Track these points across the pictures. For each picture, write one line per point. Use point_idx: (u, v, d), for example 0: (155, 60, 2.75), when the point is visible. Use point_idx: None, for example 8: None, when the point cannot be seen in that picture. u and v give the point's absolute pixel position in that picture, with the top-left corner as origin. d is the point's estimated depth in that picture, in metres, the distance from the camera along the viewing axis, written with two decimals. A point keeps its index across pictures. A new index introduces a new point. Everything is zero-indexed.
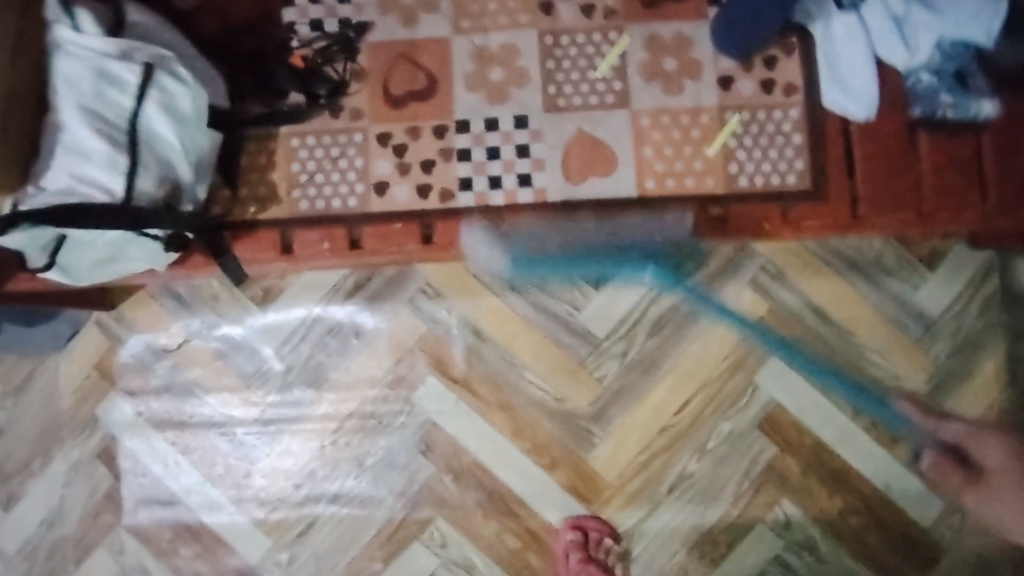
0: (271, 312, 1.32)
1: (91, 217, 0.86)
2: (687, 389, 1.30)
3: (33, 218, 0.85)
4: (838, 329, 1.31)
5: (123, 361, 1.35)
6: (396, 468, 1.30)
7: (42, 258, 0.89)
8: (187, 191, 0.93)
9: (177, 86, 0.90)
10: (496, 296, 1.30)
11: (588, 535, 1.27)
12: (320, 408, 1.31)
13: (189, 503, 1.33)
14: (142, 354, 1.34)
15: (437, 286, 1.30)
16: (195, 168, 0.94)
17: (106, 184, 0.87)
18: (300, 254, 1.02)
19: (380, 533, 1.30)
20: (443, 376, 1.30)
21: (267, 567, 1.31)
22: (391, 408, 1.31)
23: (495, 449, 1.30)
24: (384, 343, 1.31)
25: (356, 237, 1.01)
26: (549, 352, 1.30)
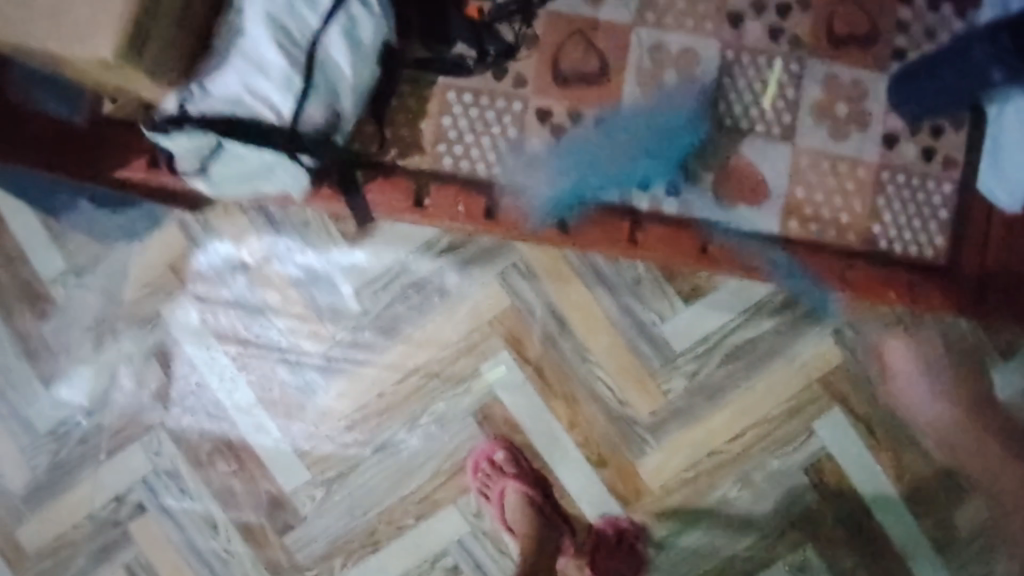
0: (359, 252, 1.30)
1: (256, 135, 0.83)
2: (746, 419, 1.31)
3: (200, 122, 0.82)
4: (904, 397, 1.31)
5: (197, 266, 1.32)
6: (449, 432, 1.31)
7: (194, 165, 0.87)
8: (345, 122, 0.89)
9: (366, 16, 0.86)
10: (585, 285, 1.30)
11: (623, 538, 1.29)
12: (387, 356, 1.31)
13: (235, 420, 1.32)
14: (221, 263, 1.32)
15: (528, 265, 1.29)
16: (357, 101, 0.90)
17: (272, 100, 0.83)
18: (436, 211, 1.00)
19: (419, 491, 1.31)
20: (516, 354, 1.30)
21: (301, 498, 1.32)
22: (457, 374, 1.30)
23: (548, 435, 1.30)
24: (463, 309, 1.30)
25: (491, 208, 1.00)
26: (623, 354, 1.30)
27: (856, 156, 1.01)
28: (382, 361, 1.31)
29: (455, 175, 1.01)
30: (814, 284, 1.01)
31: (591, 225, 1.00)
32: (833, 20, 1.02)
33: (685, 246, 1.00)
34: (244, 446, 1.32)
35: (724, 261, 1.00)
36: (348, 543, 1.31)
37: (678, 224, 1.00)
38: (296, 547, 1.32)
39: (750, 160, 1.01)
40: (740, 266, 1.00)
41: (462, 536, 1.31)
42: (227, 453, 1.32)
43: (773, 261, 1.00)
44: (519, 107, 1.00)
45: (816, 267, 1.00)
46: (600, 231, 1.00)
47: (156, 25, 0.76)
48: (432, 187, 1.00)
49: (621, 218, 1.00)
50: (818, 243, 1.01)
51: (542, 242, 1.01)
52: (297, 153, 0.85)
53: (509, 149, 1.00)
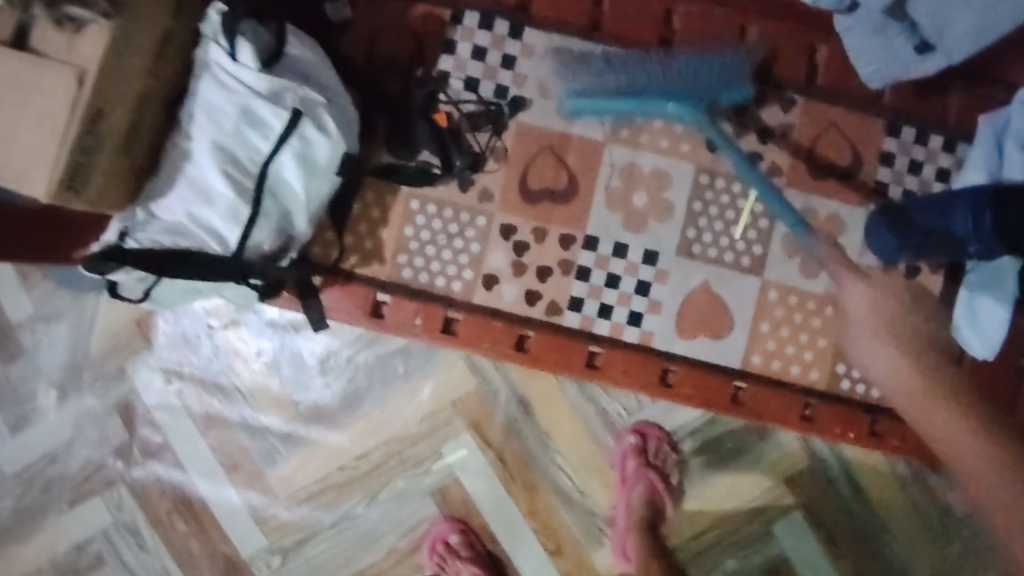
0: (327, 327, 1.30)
1: (201, 267, 0.83)
2: (707, 516, 1.29)
3: (141, 259, 0.82)
4: (870, 506, 1.28)
5: (165, 326, 1.32)
6: (406, 510, 1.30)
7: (138, 295, 0.88)
8: (299, 239, 0.89)
9: (317, 140, 0.84)
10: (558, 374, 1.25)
11: None
12: (349, 431, 1.30)
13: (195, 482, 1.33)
14: (189, 326, 1.32)
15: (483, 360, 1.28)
16: (313, 217, 0.90)
17: (218, 230, 0.84)
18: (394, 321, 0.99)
19: (373, 566, 1.31)
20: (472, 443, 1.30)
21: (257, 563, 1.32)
22: (418, 453, 1.30)
23: (506, 521, 1.29)
24: (428, 390, 1.29)
25: (446, 323, 0.98)
26: (586, 445, 1.29)
27: (827, 291, 0.98)
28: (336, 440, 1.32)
29: (411, 289, 0.99)
30: (777, 418, 0.98)
31: (550, 345, 0.98)
32: (815, 147, 0.99)
33: (647, 372, 0.98)
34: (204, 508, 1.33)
35: (683, 394, 0.98)
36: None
37: (639, 351, 0.97)
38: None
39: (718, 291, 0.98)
40: (700, 397, 0.98)
41: None
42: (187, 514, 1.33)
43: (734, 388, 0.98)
44: (484, 222, 0.98)
45: (778, 402, 0.98)
46: (559, 353, 0.97)
47: (97, 160, 0.76)
48: (391, 297, 0.99)
49: (581, 341, 0.98)
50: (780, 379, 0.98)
51: (500, 358, 0.99)
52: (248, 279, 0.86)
53: (470, 263, 0.98)
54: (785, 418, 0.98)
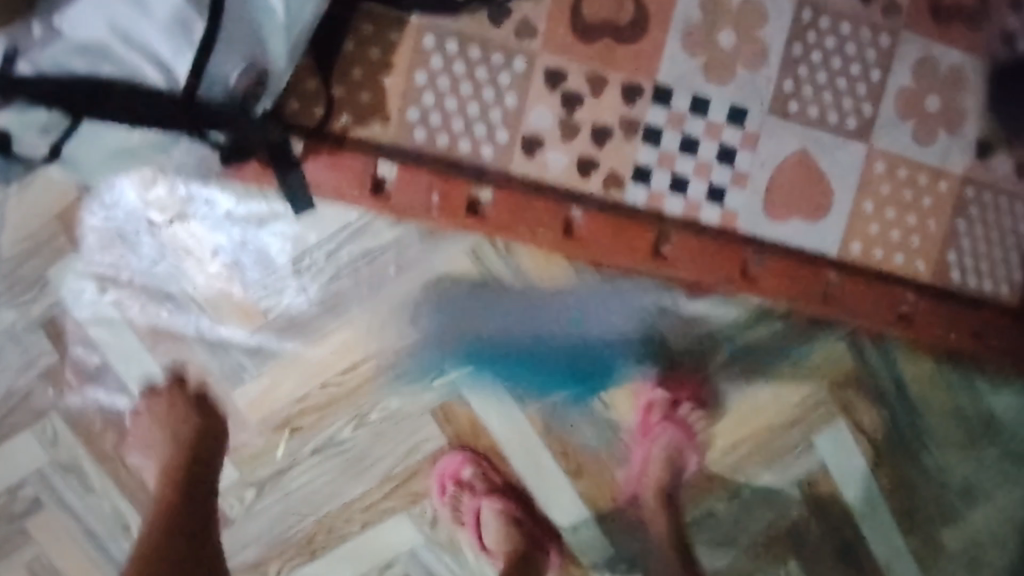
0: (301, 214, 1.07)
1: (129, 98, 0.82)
2: (740, 431, 1.15)
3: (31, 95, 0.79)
4: (913, 408, 1.18)
5: (95, 226, 1.07)
6: (399, 430, 1.12)
7: (47, 150, 0.85)
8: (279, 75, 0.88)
9: None
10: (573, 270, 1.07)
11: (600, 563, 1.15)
12: (325, 344, 1.10)
13: (158, 398, 1.11)
14: (131, 221, 1.07)
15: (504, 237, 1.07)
16: (295, 48, 0.88)
17: (153, 70, 0.82)
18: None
19: (365, 497, 1.13)
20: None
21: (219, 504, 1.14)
22: (416, 364, 1.10)
23: (519, 436, 1.13)
24: (423, 291, 1.09)
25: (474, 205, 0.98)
26: (611, 349, 1.11)
27: (942, 162, 1.00)
28: (326, 382, 1.11)
29: (420, 154, 0.97)
30: (805, 298, 1.00)
31: (607, 226, 0.99)
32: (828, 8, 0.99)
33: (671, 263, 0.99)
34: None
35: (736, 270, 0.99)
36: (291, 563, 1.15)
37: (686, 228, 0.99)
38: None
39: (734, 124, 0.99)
40: (781, 284, 0.99)
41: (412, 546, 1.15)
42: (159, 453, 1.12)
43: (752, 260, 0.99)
44: (524, 66, 0.97)
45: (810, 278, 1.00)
46: (615, 231, 0.98)
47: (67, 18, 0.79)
48: (423, 169, 0.96)
49: (641, 222, 0.99)
50: (799, 250, 1.00)
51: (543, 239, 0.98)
52: (199, 124, 0.84)
53: (504, 122, 0.97)
54: (811, 298, 1.00)
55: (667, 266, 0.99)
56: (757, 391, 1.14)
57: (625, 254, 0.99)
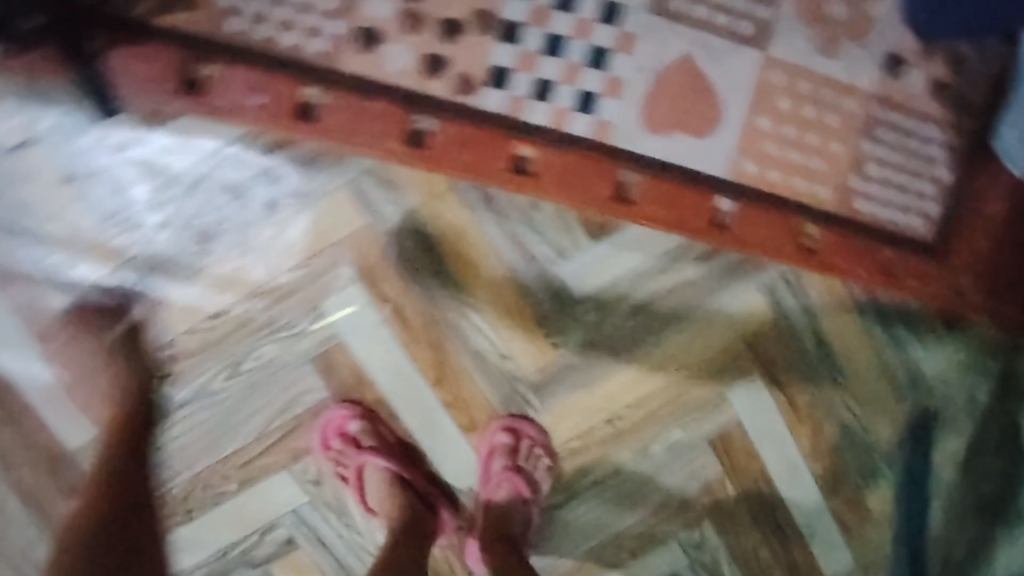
0: (157, 139, 0.97)
1: None
2: (649, 385, 1.07)
3: None
4: (833, 364, 1.11)
5: None
6: (277, 383, 1.03)
7: None
8: None
9: None
10: (461, 206, 1.00)
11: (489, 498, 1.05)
12: (192, 287, 1.00)
13: (7, 348, 1.00)
14: None
15: (389, 168, 0.99)
16: None
17: None
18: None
19: (241, 453, 1.04)
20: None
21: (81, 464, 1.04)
22: (294, 309, 1.01)
23: (409, 389, 1.03)
24: (301, 228, 1.00)
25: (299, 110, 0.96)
26: (507, 294, 1.02)
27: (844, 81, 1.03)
28: (196, 329, 1.01)
29: (274, 54, 0.95)
30: (691, 224, 1.02)
31: (467, 142, 0.98)
32: None
33: (547, 186, 0.99)
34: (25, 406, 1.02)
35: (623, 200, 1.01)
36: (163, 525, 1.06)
37: (571, 145, 0.99)
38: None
39: (608, 20, 0.98)
40: (665, 209, 1.01)
41: (295, 506, 1.07)
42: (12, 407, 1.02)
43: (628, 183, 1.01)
44: None
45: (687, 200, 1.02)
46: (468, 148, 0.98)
47: None
48: (241, 70, 0.95)
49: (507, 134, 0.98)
50: (681, 171, 1.02)
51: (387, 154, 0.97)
52: None
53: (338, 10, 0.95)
54: (698, 221, 1.02)
55: (535, 192, 0.99)
56: (667, 340, 1.06)
57: (476, 173, 0.98)
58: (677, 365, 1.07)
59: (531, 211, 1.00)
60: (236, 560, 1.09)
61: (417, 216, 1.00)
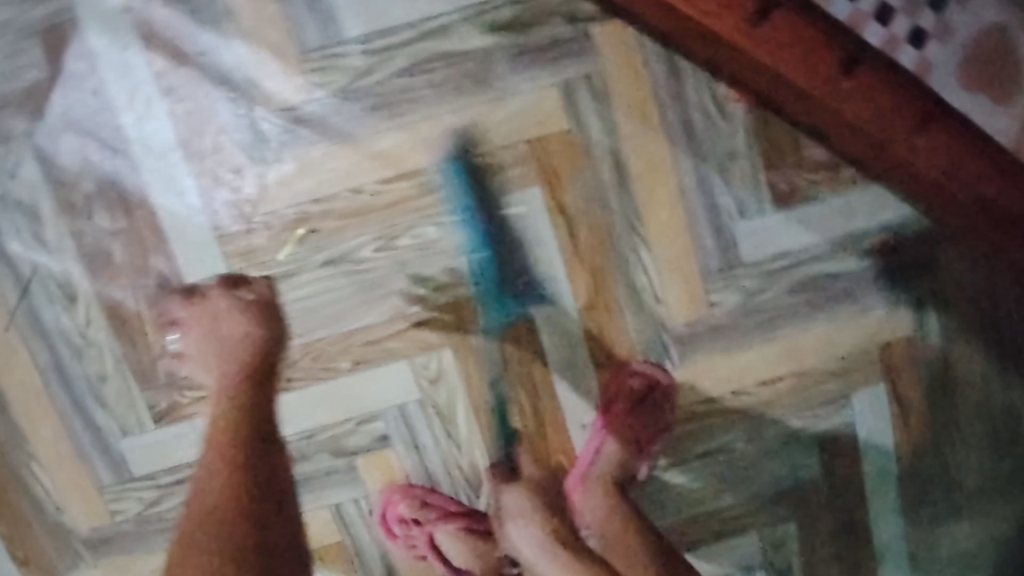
0: None
1: None
2: (783, 367, 1.06)
3: None
4: (957, 396, 1.09)
5: None
6: (426, 268, 0.98)
7: None
8: None
9: None
10: (664, 137, 0.97)
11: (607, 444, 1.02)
12: (371, 146, 0.95)
13: (153, 154, 0.94)
14: None
15: (606, 80, 0.95)
16: None
17: None
18: (214, 320, 0.89)
19: (368, 330, 1.00)
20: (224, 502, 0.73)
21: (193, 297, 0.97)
22: (469, 197, 0.97)
23: (557, 308, 1.00)
24: (500, 117, 0.95)
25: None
26: (680, 240, 1.00)
27: None
28: (361, 190, 0.96)
29: None
30: (952, 184, 0.96)
31: (786, 33, 0.88)
32: None
33: (839, 112, 0.92)
34: (155, 219, 0.95)
35: (899, 140, 0.93)
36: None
37: (880, 65, 0.90)
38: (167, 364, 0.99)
39: None
40: (940, 162, 0.94)
41: (402, 403, 1.02)
42: (141, 217, 0.95)
43: (912, 139, 0.93)
44: None
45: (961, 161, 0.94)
46: (785, 37, 0.89)
47: None
48: None
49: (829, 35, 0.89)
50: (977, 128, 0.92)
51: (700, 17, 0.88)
52: None
53: None
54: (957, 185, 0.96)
55: (826, 100, 0.91)
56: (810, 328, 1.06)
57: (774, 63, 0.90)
58: (811, 356, 1.07)
59: (726, 163, 0.99)
60: (323, 444, 1.03)
61: (618, 134, 0.96)
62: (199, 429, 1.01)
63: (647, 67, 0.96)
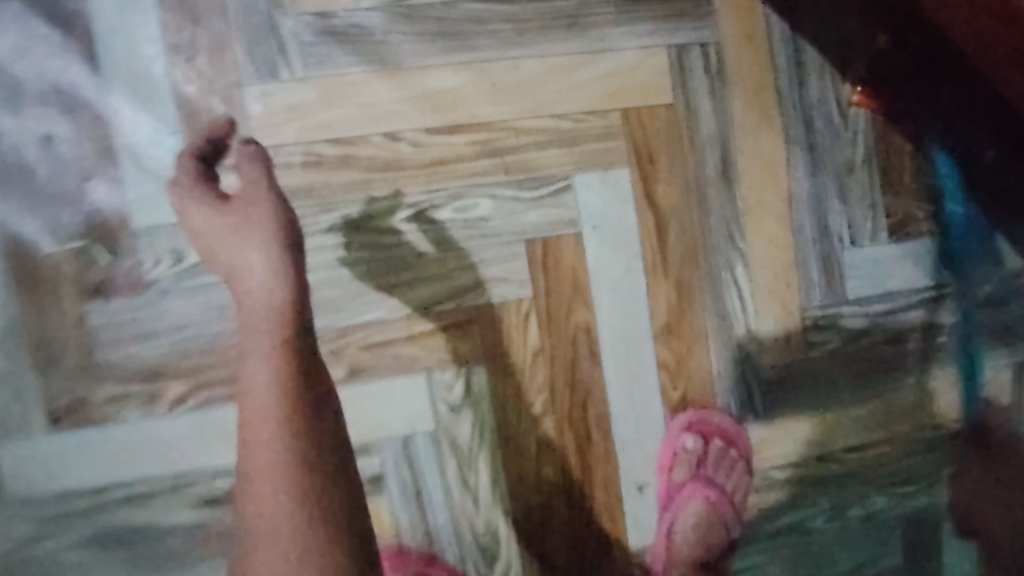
0: None
1: None
2: (882, 431, 0.83)
3: None
4: None
5: None
6: (471, 253, 0.74)
7: None
8: None
9: None
10: (780, 133, 0.79)
11: (677, 526, 0.80)
12: (422, 81, 0.72)
13: (122, 44, 0.68)
14: None
15: (721, 53, 0.78)
16: None
17: None
18: (226, 227, 0.53)
19: (383, 329, 0.74)
20: (290, 481, 0.44)
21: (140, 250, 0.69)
22: (541, 168, 0.75)
23: (628, 328, 0.78)
24: (590, 73, 0.75)
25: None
26: (785, 262, 0.81)
27: None
28: (401, 139, 0.72)
29: None
30: None
31: None
32: None
33: None
34: (108, 134, 0.69)
35: None
36: (208, 390, 0.70)
37: None
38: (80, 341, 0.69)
39: None
40: None
41: (411, 433, 0.75)
42: (88, 129, 0.68)
43: None
44: None
45: None
46: None
47: None
48: None
49: None
50: None
51: None
52: None
53: None
54: None
55: None
56: (920, 394, 0.83)
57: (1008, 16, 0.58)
58: (919, 434, 0.84)
59: (847, 175, 0.81)
60: None
61: (726, 121, 0.78)
62: (107, 441, 0.69)
63: (767, 44, 0.79)
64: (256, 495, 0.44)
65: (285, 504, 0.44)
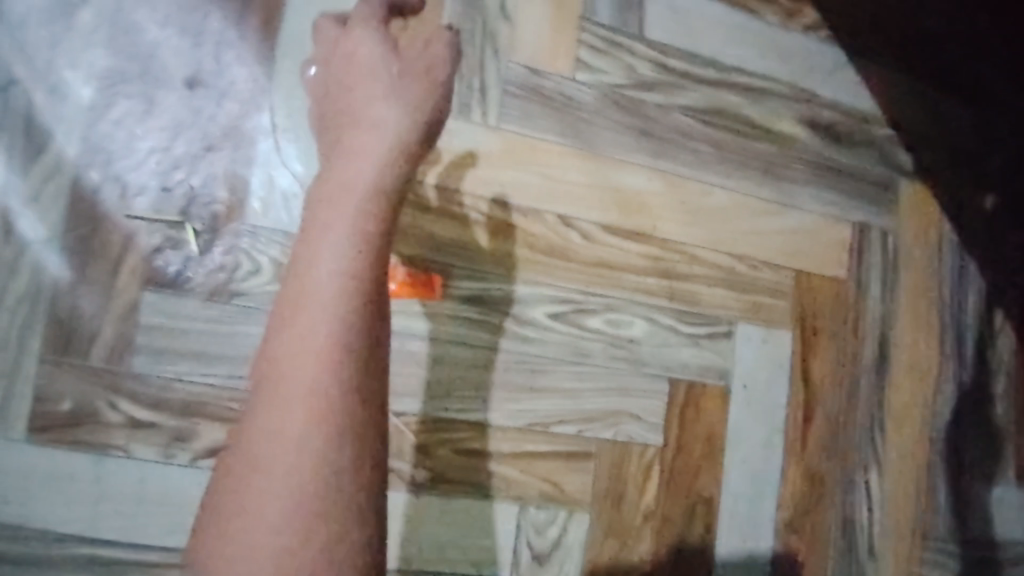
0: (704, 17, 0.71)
1: None
2: None
3: None
4: None
5: None
6: (612, 374, 0.63)
7: None
8: None
9: None
10: (935, 342, 0.74)
11: None
12: (612, 175, 0.66)
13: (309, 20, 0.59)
14: None
15: (897, 247, 0.74)
16: None
17: None
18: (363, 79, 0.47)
19: (488, 438, 0.60)
20: (323, 459, 0.33)
21: (238, 250, 0.57)
22: (706, 306, 0.67)
23: (749, 511, 0.67)
24: (774, 224, 0.70)
25: (901, 118, 0.76)
26: (919, 483, 0.72)
27: None
28: (573, 227, 0.64)
29: None
30: None
31: None
32: None
33: None
34: (256, 110, 0.59)
35: None
36: None
37: None
38: (131, 333, 0.56)
39: None
40: None
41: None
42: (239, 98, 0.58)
43: None
44: None
45: None
46: None
47: None
48: None
49: None
50: None
51: None
52: None
53: None
54: None
55: None
56: None
57: None
58: None
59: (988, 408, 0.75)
60: None
61: (891, 316, 0.73)
62: (135, 483, 0.55)
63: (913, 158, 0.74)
64: (276, 436, 0.34)
65: (303, 492, 0.33)
